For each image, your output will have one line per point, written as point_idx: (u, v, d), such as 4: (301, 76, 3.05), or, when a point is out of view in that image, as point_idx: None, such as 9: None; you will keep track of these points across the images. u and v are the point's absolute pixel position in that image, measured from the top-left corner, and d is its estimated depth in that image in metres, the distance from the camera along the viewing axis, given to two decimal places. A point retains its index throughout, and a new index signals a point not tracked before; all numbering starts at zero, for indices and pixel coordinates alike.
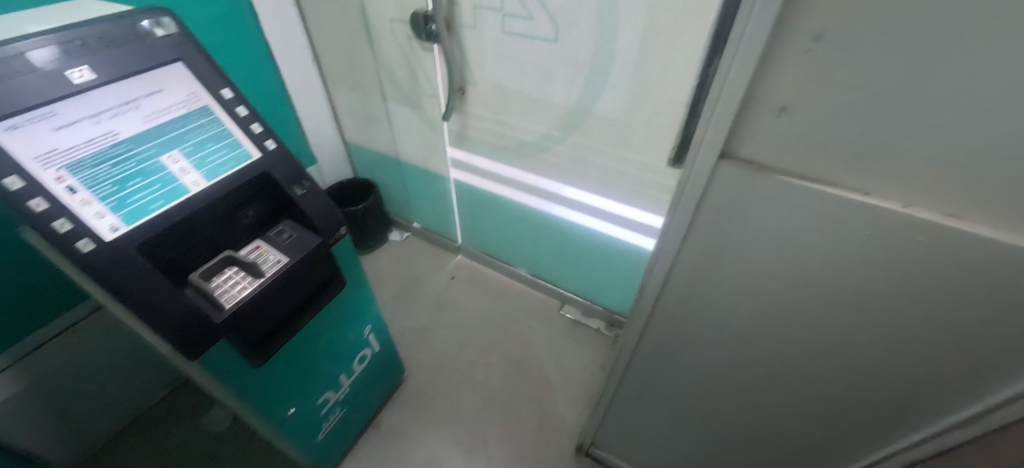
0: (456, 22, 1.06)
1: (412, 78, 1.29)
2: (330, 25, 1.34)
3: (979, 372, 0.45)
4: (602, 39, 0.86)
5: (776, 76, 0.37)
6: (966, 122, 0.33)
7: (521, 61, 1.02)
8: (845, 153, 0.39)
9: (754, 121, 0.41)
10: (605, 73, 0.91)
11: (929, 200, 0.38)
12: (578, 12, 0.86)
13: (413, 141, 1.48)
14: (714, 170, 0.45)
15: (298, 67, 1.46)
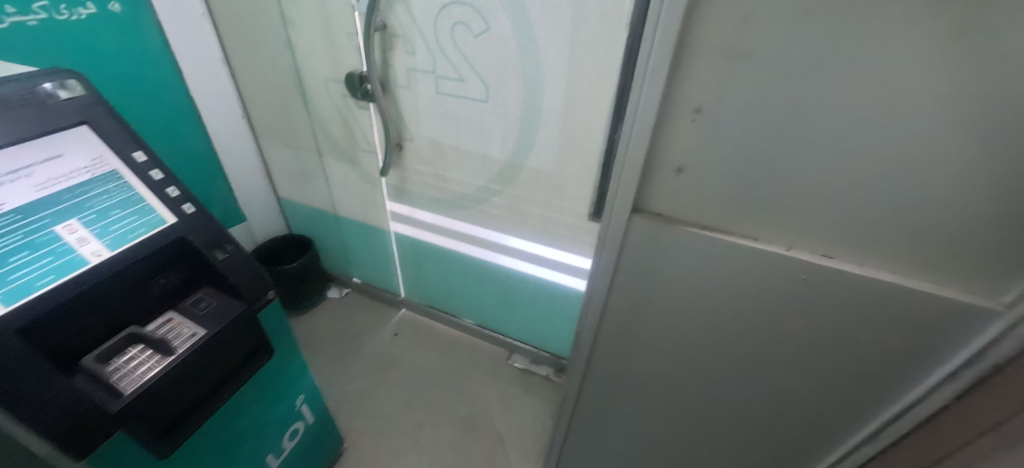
0: (390, 82, 1.09)
1: (348, 134, 1.29)
2: (262, 83, 1.33)
3: (870, 379, 0.52)
4: (530, 99, 0.93)
5: (671, 141, 0.46)
6: (813, 179, 0.43)
7: (455, 118, 1.06)
8: (731, 204, 0.47)
9: (657, 177, 0.49)
10: (533, 129, 0.97)
11: (807, 241, 0.47)
12: (505, 74, 0.93)
13: (351, 195, 1.46)
14: (629, 220, 0.52)
15: (227, 124, 1.41)
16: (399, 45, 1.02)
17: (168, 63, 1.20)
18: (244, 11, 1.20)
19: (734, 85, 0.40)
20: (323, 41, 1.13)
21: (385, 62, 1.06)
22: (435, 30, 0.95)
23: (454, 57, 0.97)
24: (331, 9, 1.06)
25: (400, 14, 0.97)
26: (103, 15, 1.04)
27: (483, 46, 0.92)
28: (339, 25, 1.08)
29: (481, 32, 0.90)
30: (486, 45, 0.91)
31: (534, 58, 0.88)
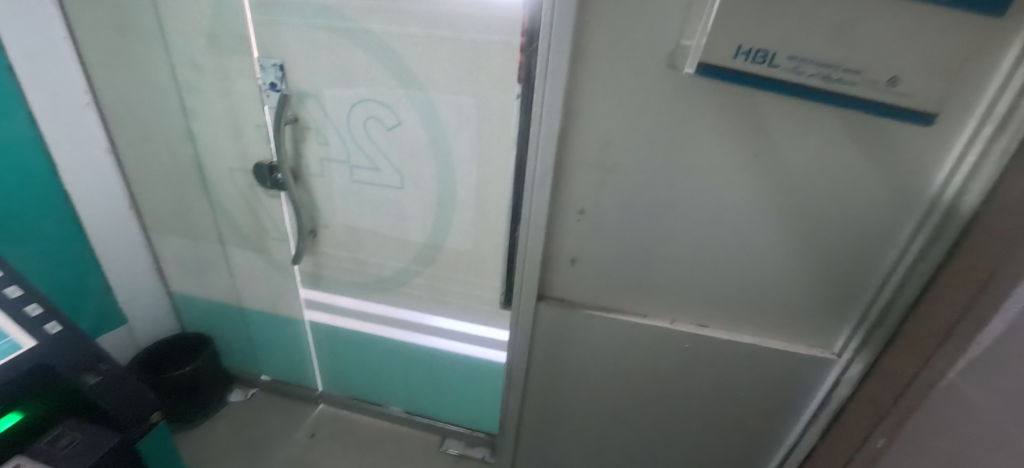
0: (302, 171, 1.09)
1: (255, 223, 1.23)
2: (156, 172, 1.25)
3: (736, 394, 0.69)
4: (444, 185, 0.99)
5: (561, 232, 0.62)
6: (672, 269, 0.62)
7: (371, 204, 1.08)
8: (620, 286, 0.64)
9: (556, 267, 0.65)
10: (449, 212, 1.02)
11: (683, 316, 0.65)
12: (418, 162, 0.98)
13: (258, 284, 1.36)
14: (538, 303, 0.67)
15: (110, 217, 1.28)
16: (311, 137, 1.04)
17: (38, 158, 1.08)
18: (138, 102, 1.15)
19: (606, 192, 0.57)
20: (229, 132, 1.11)
21: (296, 152, 1.07)
22: (347, 123, 0.99)
23: (367, 148, 1.00)
24: (238, 102, 1.06)
25: (312, 109, 1.00)
26: None
27: (394, 138, 0.97)
28: (247, 118, 1.07)
29: (393, 126, 0.96)
30: (399, 138, 0.97)
31: (445, 149, 0.94)
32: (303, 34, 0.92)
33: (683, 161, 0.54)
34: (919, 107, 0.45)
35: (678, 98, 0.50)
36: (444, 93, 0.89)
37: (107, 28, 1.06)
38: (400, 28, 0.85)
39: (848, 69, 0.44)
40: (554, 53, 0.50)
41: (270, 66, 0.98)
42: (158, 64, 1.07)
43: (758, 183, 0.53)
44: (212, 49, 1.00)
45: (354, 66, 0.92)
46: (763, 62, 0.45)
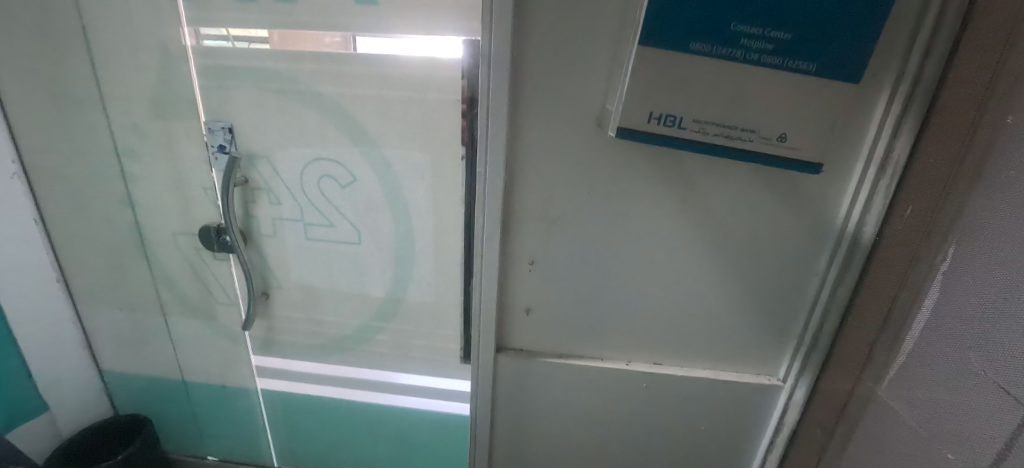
0: (252, 232, 1.06)
1: (201, 288, 1.17)
2: (90, 241, 1.17)
3: (702, 429, 0.70)
4: (401, 237, 0.99)
5: (513, 283, 0.63)
6: (622, 311, 0.64)
7: (326, 261, 1.05)
8: (576, 332, 0.66)
9: (513, 317, 0.66)
10: (408, 265, 1.01)
11: (639, 356, 0.67)
12: (374, 216, 0.98)
13: (203, 355, 1.27)
14: (496, 357, 0.67)
15: (33, 292, 1.17)
16: (262, 196, 1.02)
17: None
18: (72, 169, 1.09)
19: (553, 242, 0.60)
20: (173, 196, 1.07)
21: (246, 212, 1.04)
22: (300, 182, 0.98)
23: (321, 205, 0.99)
24: (183, 166, 1.03)
25: (262, 169, 0.99)
26: None
27: (350, 194, 0.97)
28: (193, 181, 1.04)
29: (347, 183, 0.96)
30: (353, 194, 0.97)
31: (401, 203, 0.95)
32: (253, 97, 0.93)
33: (626, 207, 0.57)
34: (806, 157, 0.50)
35: (613, 152, 0.54)
36: (397, 149, 0.91)
37: (41, 97, 1.03)
38: (352, 90, 0.88)
39: (747, 128, 0.49)
40: (493, 118, 0.53)
41: (217, 128, 0.97)
42: (97, 131, 1.04)
43: (694, 225, 0.57)
44: (157, 115, 0.99)
45: (308, 126, 0.93)
46: (674, 126, 0.50)
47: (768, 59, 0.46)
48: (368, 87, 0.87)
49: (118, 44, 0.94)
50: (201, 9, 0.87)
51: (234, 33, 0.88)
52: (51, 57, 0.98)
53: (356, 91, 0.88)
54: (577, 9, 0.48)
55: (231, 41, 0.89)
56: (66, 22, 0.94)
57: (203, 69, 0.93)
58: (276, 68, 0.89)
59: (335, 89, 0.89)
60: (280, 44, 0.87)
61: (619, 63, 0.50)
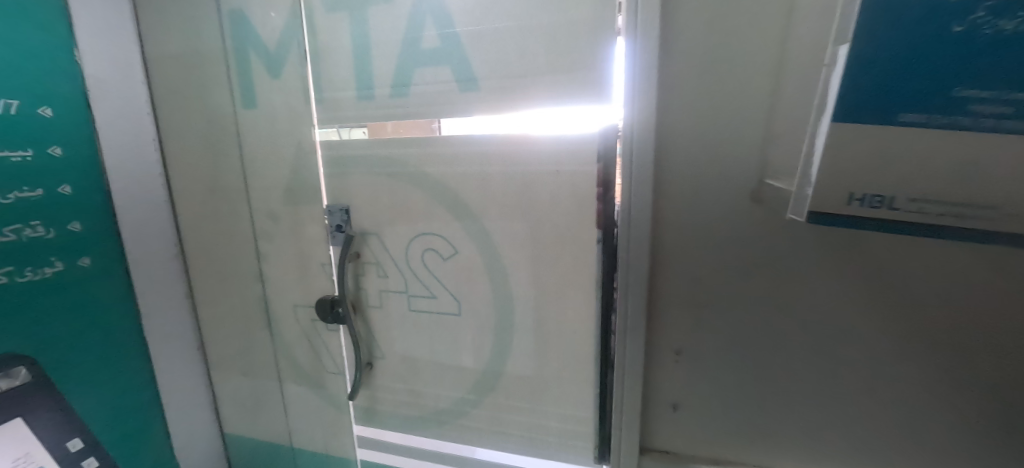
0: (361, 304, 1.11)
1: (313, 358, 1.22)
2: (226, 313, 1.31)
3: None
4: (501, 306, 0.98)
5: (656, 386, 0.79)
6: (794, 392, 0.73)
7: (427, 332, 1.07)
8: (733, 424, 0.77)
9: (657, 412, 0.80)
10: (507, 336, 0.99)
11: (786, 455, 0.76)
12: (475, 287, 0.99)
13: (311, 423, 1.31)
14: (640, 456, 0.82)
15: (177, 360, 1.32)
16: (371, 270, 1.08)
17: (127, 310, 1.18)
18: (219, 250, 1.26)
19: (705, 329, 0.74)
20: (295, 271, 1.17)
21: (356, 285, 1.10)
22: (404, 255, 1.03)
23: (424, 277, 1.03)
24: (306, 244, 1.13)
25: (372, 245, 1.06)
26: (68, 271, 1.06)
27: (451, 266, 0.99)
28: (312, 257, 1.14)
29: (449, 255, 0.99)
30: (454, 264, 0.99)
31: (501, 273, 0.96)
32: (367, 180, 1.02)
33: (760, 302, 0.71)
34: (1011, 233, 0.56)
35: (747, 256, 0.70)
36: (497, 221, 0.93)
37: (202, 191, 1.22)
38: (452, 167, 0.94)
39: (959, 214, 0.56)
40: (637, 206, 0.71)
41: (336, 210, 1.07)
42: (240, 217, 1.20)
43: (874, 305, 0.66)
44: (288, 201, 1.12)
45: (414, 204, 0.99)
46: (883, 206, 0.59)
47: (1013, 123, 0.52)
48: (465, 164, 0.92)
49: (262, 144, 1.11)
50: (330, 110, 1.02)
51: (341, 124, 1.01)
52: (213, 158, 1.18)
53: (457, 168, 0.93)
54: (709, 140, 0.68)
55: (335, 128, 1.02)
56: (227, 130, 1.14)
57: (327, 158, 1.05)
58: (385, 153, 0.99)
59: (436, 168, 0.95)
60: (391, 132, 0.97)
61: (766, 155, 0.67)
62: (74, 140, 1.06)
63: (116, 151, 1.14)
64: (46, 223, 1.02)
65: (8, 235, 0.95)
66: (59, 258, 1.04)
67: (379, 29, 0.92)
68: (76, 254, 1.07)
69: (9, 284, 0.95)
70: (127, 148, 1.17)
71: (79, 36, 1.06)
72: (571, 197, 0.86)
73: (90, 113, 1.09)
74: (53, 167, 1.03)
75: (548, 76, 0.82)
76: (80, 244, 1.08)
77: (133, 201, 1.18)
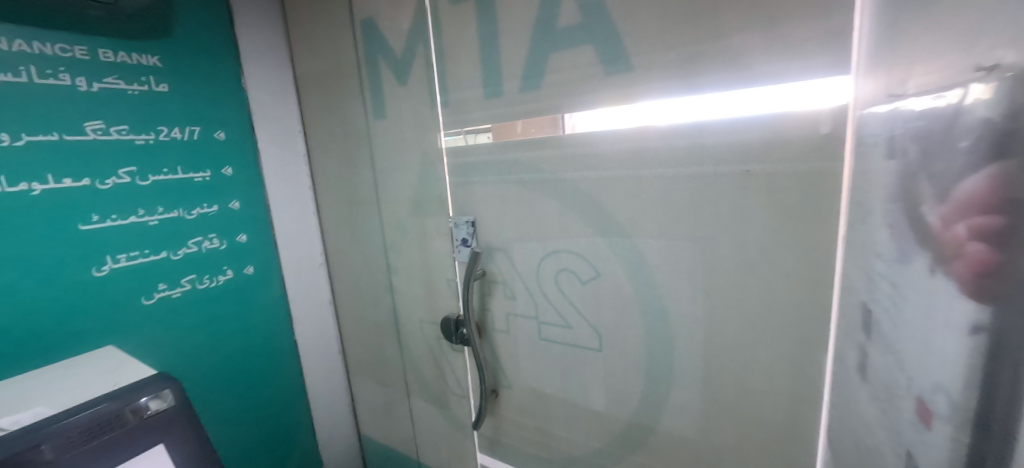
0: (487, 325, 1.01)
1: (439, 377, 1.15)
2: (361, 322, 1.33)
3: None
4: (654, 344, 0.77)
5: None
6: None
7: (559, 364, 0.91)
8: None
9: None
10: (665, 382, 0.77)
11: None
12: (621, 318, 0.80)
13: (435, 444, 1.24)
14: None
15: (322, 363, 1.37)
16: (497, 289, 0.96)
17: (282, 315, 1.26)
18: (355, 260, 1.28)
19: None
20: (421, 285, 1.11)
21: (482, 305, 1.00)
22: (534, 275, 0.89)
23: (557, 301, 0.88)
24: (432, 258, 1.07)
25: (499, 261, 0.94)
26: (237, 278, 1.16)
27: (592, 290, 0.82)
28: (438, 272, 1.06)
29: (590, 279, 0.82)
30: (594, 289, 0.82)
31: (656, 303, 0.75)
32: (494, 189, 0.91)
33: None
34: None
35: None
36: (651, 237, 0.72)
37: (341, 202, 1.25)
38: (595, 169, 0.76)
39: None
40: None
41: (461, 223, 0.97)
42: (372, 228, 1.19)
43: None
44: (415, 212, 1.07)
45: (546, 216, 0.84)
46: None
47: None
48: (611, 165, 0.74)
49: (392, 154, 1.07)
50: (456, 112, 0.93)
51: (466, 128, 0.92)
52: (351, 172, 1.20)
53: (601, 171, 0.75)
54: None
55: (462, 132, 0.93)
56: (360, 141, 1.14)
57: (452, 167, 0.96)
58: (514, 158, 0.86)
59: (572, 172, 0.79)
60: (522, 133, 0.84)
61: None
62: (241, 159, 1.16)
63: (274, 167, 1.23)
64: (221, 235, 1.13)
65: (191, 246, 1.07)
66: (229, 266, 1.14)
67: (507, 13, 0.79)
68: (243, 263, 1.17)
69: (193, 290, 1.07)
70: (282, 164, 1.25)
71: (244, 64, 1.16)
72: (766, 207, 0.61)
73: (253, 133, 1.19)
74: (226, 185, 1.13)
75: (735, 41, 0.59)
76: (246, 253, 1.18)
77: (286, 212, 1.26)
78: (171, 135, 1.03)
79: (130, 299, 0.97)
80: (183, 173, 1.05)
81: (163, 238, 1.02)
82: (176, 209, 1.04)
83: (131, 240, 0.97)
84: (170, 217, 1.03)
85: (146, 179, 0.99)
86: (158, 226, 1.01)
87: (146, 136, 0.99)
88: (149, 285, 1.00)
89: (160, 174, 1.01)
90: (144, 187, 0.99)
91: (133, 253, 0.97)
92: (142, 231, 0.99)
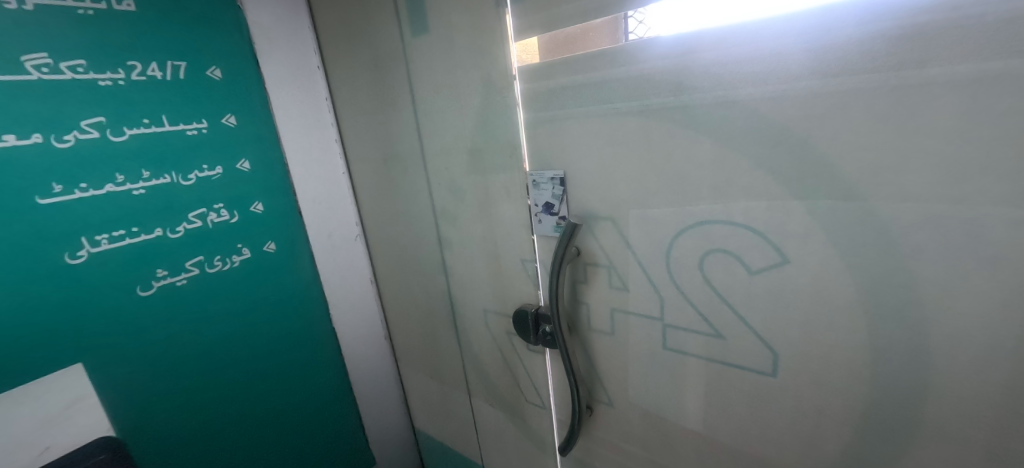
0: (581, 323, 0.73)
1: (509, 381, 0.90)
2: (408, 306, 1.08)
3: None
4: (902, 363, 0.47)
5: None
6: None
7: (695, 383, 0.63)
8: None
9: None
10: (916, 422, 0.49)
11: None
12: (835, 322, 0.50)
13: (506, 456, 1.01)
14: None
15: (366, 353, 1.16)
16: (599, 275, 0.67)
17: (314, 299, 1.04)
18: (396, 231, 1.01)
19: None
20: (485, 265, 0.83)
21: (574, 296, 0.72)
22: (664, 256, 0.60)
23: (703, 296, 0.58)
24: (500, 231, 0.78)
25: (602, 237, 0.64)
26: (255, 258, 0.92)
27: (777, 280, 0.52)
28: (508, 248, 0.77)
29: (767, 268, 0.52)
30: (777, 278, 0.52)
31: (912, 302, 0.45)
32: (599, 126, 0.59)
33: None
34: None
35: None
36: (923, 196, 0.42)
37: (375, 158, 0.98)
38: (823, 73, 0.43)
39: None
40: None
41: (544, 180, 0.67)
42: (417, 190, 0.91)
43: None
44: (473, 167, 0.77)
45: (699, 163, 0.53)
46: None
47: None
48: (859, 64, 0.42)
49: (439, 85, 0.76)
50: (538, 8, 0.60)
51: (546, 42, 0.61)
52: (384, 117, 0.91)
53: (831, 75, 0.43)
54: None
55: (542, 42, 0.61)
56: (396, 72, 0.83)
57: (529, 97, 0.65)
58: (644, 70, 0.54)
59: (761, 83, 0.47)
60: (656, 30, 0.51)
61: None
62: (246, 106, 0.89)
63: (290, 115, 0.96)
64: (229, 204, 0.88)
65: (193, 220, 0.83)
66: (245, 244, 0.91)
67: None
68: (260, 239, 0.93)
69: (201, 275, 0.85)
70: (301, 110, 0.97)
71: None
72: None
73: (259, 70, 0.91)
74: (227, 139, 0.87)
75: None
76: (264, 227, 0.94)
77: (311, 173, 1.00)
78: (148, 73, 0.77)
79: (120, 291, 0.75)
80: (170, 125, 0.80)
81: (153, 211, 0.78)
82: (166, 174, 0.79)
83: (110, 215, 0.74)
84: (159, 185, 0.79)
85: (121, 133, 0.74)
86: (144, 195, 0.77)
87: (113, 75, 0.73)
88: (144, 273, 0.78)
89: (139, 126, 0.76)
90: (120, 144, 0.74)
91: (117, 232, 0.75)
92: (125, 203, 0.75)
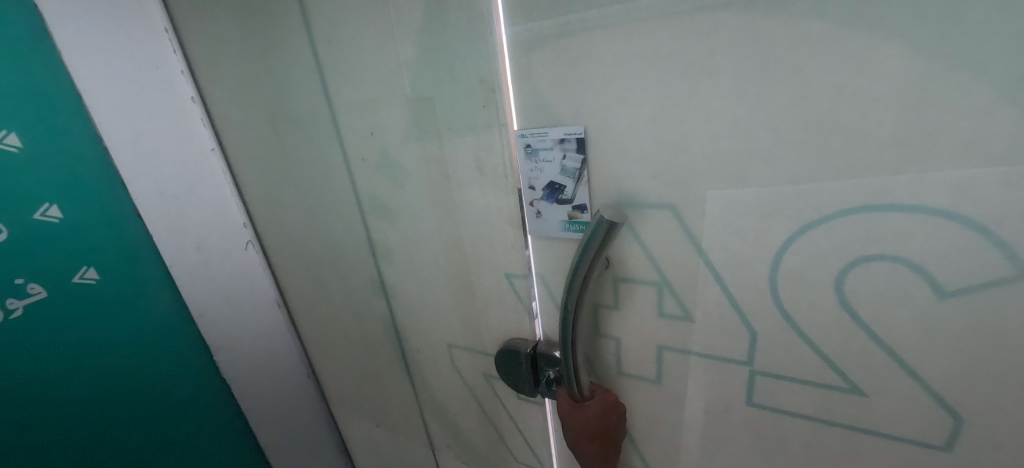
0: (604, 362, 0.48)
1: (489, 437, 0.62)
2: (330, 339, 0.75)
3: None
4: None
5: None
6: None
7: (796, 451, 0.41)
8: None
9: None
10: None
11: None
12: None
13: None
14: None
15: (280, 402, 0.80)
16: (640, 298, 0.42)
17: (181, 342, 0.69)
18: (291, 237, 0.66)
19: None
20: (442, 284, 0.53)
21: (596, 325, 0.46)
22: (768, 266, 0.35)
23: (832, 329, 0.35)
24: (464, 231, 0.48)
25: (651, 237, 0.38)
26: (57, 294, 0.57)
27: (990, 306, 0.29)
28: (480, 259, 0.48)
29: (974, 286, 0.29)
30: (992, 302, 0.29)
31: None
32: (662, 36, 0.31)
33: None
34: None
35: None
36: None
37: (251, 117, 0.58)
38: None
39: None
40: None
41: (545, 146, 0.39)
42: (321, 175, 0.56)
43: None
44: (418, 127, 0.44)
45: (867, 98, 0.28)
46: None
47: None
48: None
49: None
50: None
51: None
52: (255, 48, 0.52)
53: None
54: None
55: None
56: None
57: None
58: None
59: None
60: None
61: None
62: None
63: (85, 49, 0.54)
64: None
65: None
66: (28, 275, 0.55)
67: None
68: (66, 263, 0.58)
69: None
70: (103, 44, 0.56)
71: None
72: None
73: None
74: None
75: None
76: (71, 240, 0.58)
77: (143, 151, 0.61)
78: None
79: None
80: None
81: None
82: None
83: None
84: None
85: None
86: None
87: None
88: None
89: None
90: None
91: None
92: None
